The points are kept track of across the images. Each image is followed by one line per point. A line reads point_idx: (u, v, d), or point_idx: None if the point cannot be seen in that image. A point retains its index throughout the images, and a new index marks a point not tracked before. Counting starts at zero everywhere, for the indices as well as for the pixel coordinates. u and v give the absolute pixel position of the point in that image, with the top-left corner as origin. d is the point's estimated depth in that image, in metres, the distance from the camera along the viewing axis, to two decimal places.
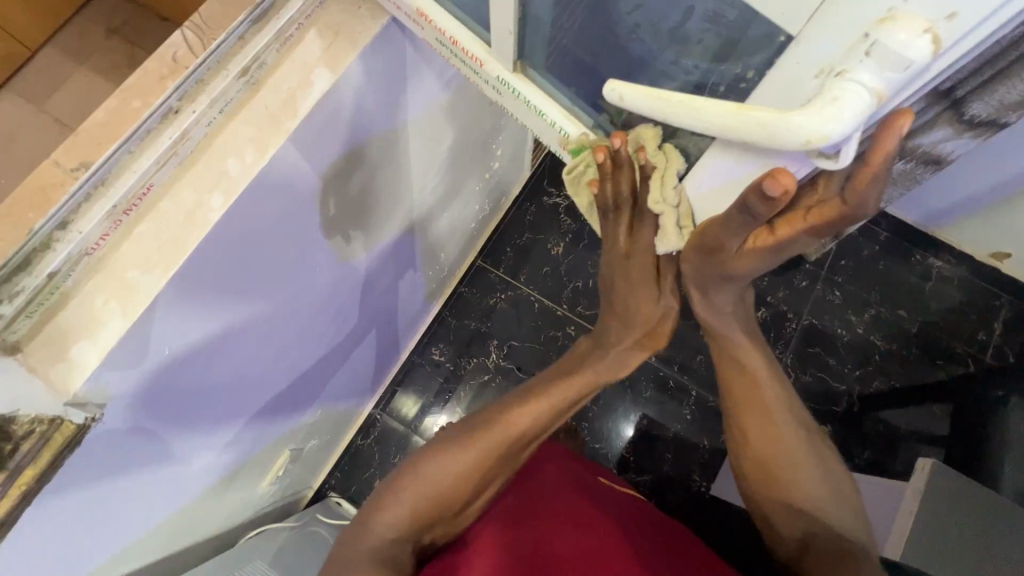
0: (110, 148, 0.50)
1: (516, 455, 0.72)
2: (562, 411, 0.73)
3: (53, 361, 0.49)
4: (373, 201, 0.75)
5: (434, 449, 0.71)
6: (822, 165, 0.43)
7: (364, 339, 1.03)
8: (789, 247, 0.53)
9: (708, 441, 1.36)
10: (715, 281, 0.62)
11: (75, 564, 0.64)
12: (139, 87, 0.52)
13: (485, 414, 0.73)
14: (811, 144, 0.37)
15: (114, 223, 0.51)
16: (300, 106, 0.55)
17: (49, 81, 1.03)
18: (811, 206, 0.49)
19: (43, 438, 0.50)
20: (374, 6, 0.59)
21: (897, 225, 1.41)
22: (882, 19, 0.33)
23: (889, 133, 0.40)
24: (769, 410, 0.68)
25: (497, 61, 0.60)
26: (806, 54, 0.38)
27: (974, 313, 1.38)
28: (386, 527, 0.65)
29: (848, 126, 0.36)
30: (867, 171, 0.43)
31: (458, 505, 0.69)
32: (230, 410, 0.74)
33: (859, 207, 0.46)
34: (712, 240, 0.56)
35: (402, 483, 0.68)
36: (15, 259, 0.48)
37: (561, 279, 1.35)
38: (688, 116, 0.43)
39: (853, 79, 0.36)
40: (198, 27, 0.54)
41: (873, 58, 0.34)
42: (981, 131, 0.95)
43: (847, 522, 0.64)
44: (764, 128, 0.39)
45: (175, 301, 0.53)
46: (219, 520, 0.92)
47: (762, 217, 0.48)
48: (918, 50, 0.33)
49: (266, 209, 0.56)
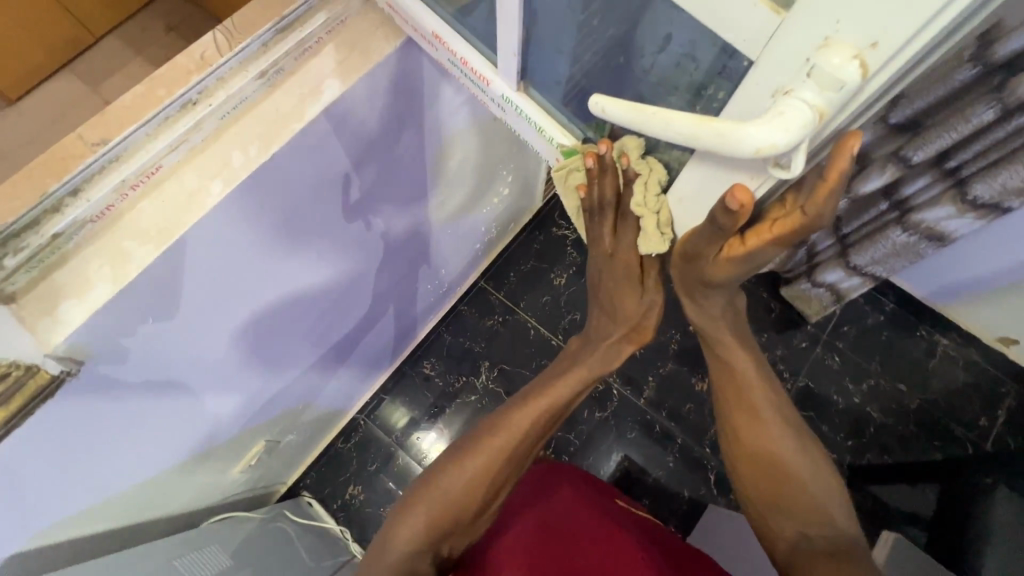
0: (130, 128, 0.55)
1: (524, 458, 0.72)
2: (561, 412, 0.73)
3: (42, 315, 0.52)
4: (377, 208, 0.78)
5: (446, 460, 0.71)
6: (778, 174, 0.44)
7: (381, 318, 1.08)
8: (760, 257, 0.54)
9: (688, 492, 1.34)
10: (701, 289, 0.63)
11: (23, 525, 0.64)
12: (167, 77, 0.57)
13: (489, 421, 0.73)
14: (762, 153, 0.39)
15: (121, 195, 0.55)
16: (308, 111, 0.59)
17: (105, 66, 1.11)
18: (776, 218, 0.50)
19: (18, 383, 0.51)
20: (391, 28, 0.64)
21: (905, 297, 1.40)
22: (820, 46, 0.36)
23: (841, 152, 0.42)
24: (756, 410, 0.67)
25: (502, 80, 0.62)
26: (760, 76, 0.41)
27: (978, 397, 1.35)
28: (407, 539, 0.66)
29: (795, 138, 0.39)
30: (823, 187, 0.44)
31: (473, 514, 0.69)
32: (223, 373, 0.76)
33: (818, 219, 0.47)
34: (688, 248, 0.58)
35: (420, 494, 0.69)
36: (26, 217, 0.52)
37: (559, 309, 1.37)
38: (659, 129, 0.43)
39: (799, 98, 0.39)
40: (228, 31, 0.59)
41: (814, 79, 0.37)
42: (984, 213, 0.94)
43: (840, 522, 0.63)
44: (721, 136, 0.40)
45: (182, 259, 0.56)
46: (186, 498, 0.93)
47: (728, 230, 0.50)
48: (850, 73, 0.36)
49: (264, 204, 0.60)
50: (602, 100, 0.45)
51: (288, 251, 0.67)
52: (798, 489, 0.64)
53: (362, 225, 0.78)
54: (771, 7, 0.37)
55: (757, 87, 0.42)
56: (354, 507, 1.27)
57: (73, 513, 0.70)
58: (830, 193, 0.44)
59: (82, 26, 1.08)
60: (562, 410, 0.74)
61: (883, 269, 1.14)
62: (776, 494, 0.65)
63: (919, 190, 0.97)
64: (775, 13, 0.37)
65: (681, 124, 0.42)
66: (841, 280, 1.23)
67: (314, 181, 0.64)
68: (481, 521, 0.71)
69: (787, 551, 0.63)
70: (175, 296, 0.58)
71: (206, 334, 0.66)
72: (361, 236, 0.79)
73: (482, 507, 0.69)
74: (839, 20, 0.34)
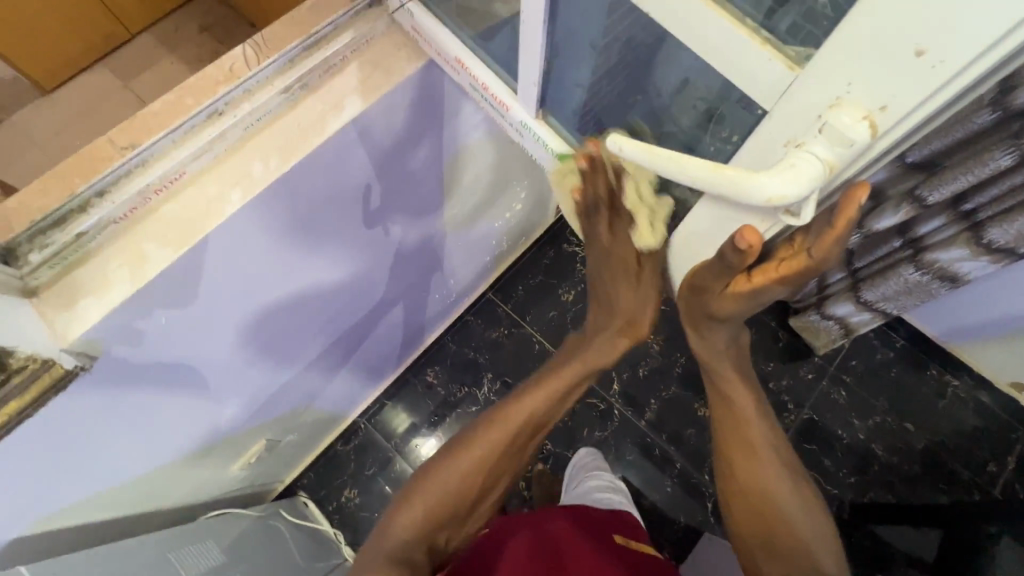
0: (156, 135, 0.57)
1: (522, 450, 0.72)
2: (561, 401, 0.74)
3: (60, 310, 0.54)
4: (390, 219, 0.80)
5: (445, 448, 0.72)
6: (787, 221, 0.45)
7: (391, 320, 1.08)
8: (767, 295, 0.54)
9: (684, 518, 1.32)
10: (707, 324, 0.63)
11: (27, 511, 0.66)
12: (196, 86, 0.59)
13: (487, 413, 0.74)
14: (773, 203, 0.41)
15: (144, 199, 0.57)
16: (328, 127, 0.61)
17: (136, 63, 1.14)
18: (783, 258, 0.51)
19: (33, 375, 0.54)
20: (415, 49, 0.65)
21: (916, 335, 1.38)
22: (832, 105, 0.38)
23: (850, 202, 0.43)
24: (754, 448, 0.67)
25: (520, 106, 0.64)
26: (774, 126, 0.43)
27: (988, 441, 1.32)
28: (405, 526, 0.67)
29: (804, 190, 0.40)
30: (831, 234, 0.45)
31: (469, 505, 0.69)
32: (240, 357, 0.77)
33: (824, 262, 0.48)
34: (696, 283, 0.59)
35: (418, 482, 0.70)
36: (54, 216, 0.54)
37: (565, 325, 1.37)
38: (673, 170, 0.45)
39: (810, 151, 0.40)
40: (258, 44, 0.61)
41: (824, 135, 0.39)
42: (998, 258, 0.93)
43: (831, 569, 0.62)
44: (733, 183, 0.42)
45: (203, 254, 0.58)
46: (186, 491, 0.95)
47: (736, 267, 0.51)
48: (858, 133, 0.37)
49: (278, 215, 0.62)
50: (620, 140, 0.46)
51: (301, 253, 0.69)
52: (790, 533, 0.64)
53: (380, 231, 0.80)
54: (786, 64, 0.39)
55: (770, 136, 0.43)
56: (349, 510, 1.28)
57: (77, 501, 0.72)
58: (838, 238, 0.45)
59: (118, 21, 1.11)
60: (563, 399, 0.74)
61: (894, 305, 1.14)
62: (768, 537, 0.64)
63: (934, 232, 0.96)
64: (791, 70, 0.39)
65: (694, 168, 0.44)
66: (850, 314, 1.22)
67: (330, 193, 0.66)
68: (478, 513, 0.71)
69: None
70: (195, 288, 0.60)
71: (221, 327, 0.68)
72: (378, 240, 0.81)
73: (478, 497, 0.70)
74: (852, 83, 0.36)
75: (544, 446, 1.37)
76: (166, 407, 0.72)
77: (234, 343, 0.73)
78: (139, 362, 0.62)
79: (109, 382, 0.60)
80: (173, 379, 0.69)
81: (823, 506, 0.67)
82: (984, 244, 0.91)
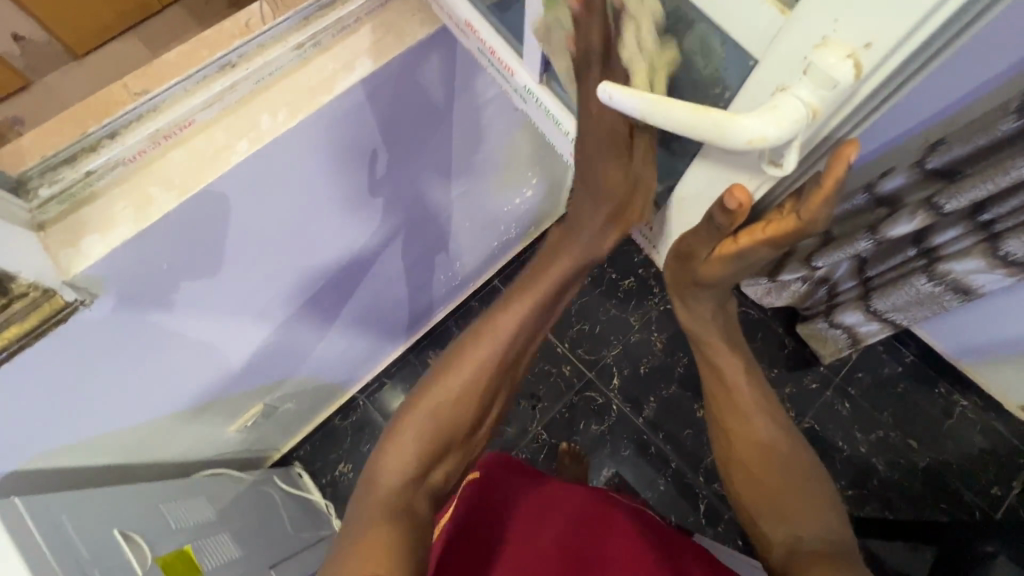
0: (168, 82, 0.58)
1: (510, 366, 0.73)
2: (545, 312, 0.74)
3: (66, 245, 0.56)
4: (398, 188, 0.81)
5: (429, 378, 0.71)
6: (771, 172, 0.45)
7: (394, 293, 1.09)
8: (753, 257, 0.54)
9: (675, 518, 1.31)
10: (695, 291, 0.64)
11: (24, 444, 0.68)
12: (211, 39, 0.60)
13: (467, 335, 0.73)
14: (754, 144, 0.40)
15: (154, 143, 0.58)
16: (337, 85, 0.62)
17: (166, 38, 0.98)
18: (771, 220, 0.51)
19: (34, 304, 0.55)
20: (427, 15, 0.66)
21: (926, 351, 1.35)
22: (817, 45, 0.36)
23: (838, 160, 0.42)
24: (744, 409, 0.67)
25: (525, 72, 0.65)
26: (763, 72, 0.41)
27: (994, 464, 1.29)
28: (392, 470, 0.64)
29: (786, 132, 0.39)
30: (820, 194, 0.45)
31: (464, 435, 0.70)
32: (245, 296, 0.76)
33: (812, 224, 0.48)
34: (685, 246, 0.59)
35: (402, 421, 0.68)
36: (65, 153, 0.56)
37: (570, 318, 1.42)
38: (660, 117, 0.43)
39: (794, 95, 0.39)
40: (274, 3, 0.62)
41: (810, 77, 0.38)
42: (1014, 271, 0.91)
43: (831, 522, 0.61)
44: (718, 127, 0.40)
45: (220, 197, 0.59)
46: (182, 446, 0.97)
47: (725, 230, 0.52)
48: (843, 73, 0.36)
49: (278, 174, 0.63)
50: (609, 88, 0.44)
51: (323, 208, 0.73)
52: (791, 491, 0.63)
53: (385, 201, 0.81)
54: (778, 7, 0.38)
55: (760, 84, 0.42)
56: (342, 484, 1.29)
57: (74, 441, 0.74)
58: (826, 200, 0.45)
59: None
60: (545, 311, 0.74)
61: (903, 316, 1.12)
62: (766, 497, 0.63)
63: (949, 243, 0.94)
64: (781, 13, 0.38)
65: (679, 112, 0.42)
66: (859, 323, 1.20)
67: (334, 155, 0.67)
68: (473, 441, 0.72)
69: (781, 554, 0.61)
70: (223, 228, 0.63)
71: (247, 267, 0.71)
72: (383, 209, 0.83)
73: (472, 427, 0.70)
74: (837, 20, 0.34)
75: (540, 435, 1.37)
76: (191, 345, 0.75)
77: (259, 282, 0.75)
78: (178, 296, 0.66)
79: (146, 312, 0.64)
80: (206, 316, 0.73)
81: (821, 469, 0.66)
82: (1000, 256, 0.88)
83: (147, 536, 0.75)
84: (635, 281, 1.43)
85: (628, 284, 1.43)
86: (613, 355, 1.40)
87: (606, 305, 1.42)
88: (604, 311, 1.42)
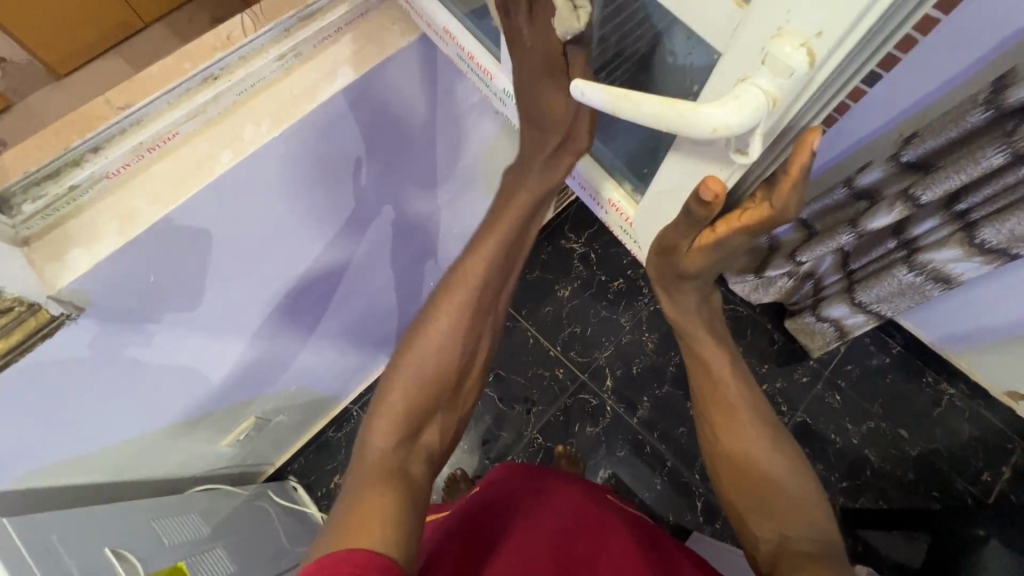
0: (151, 96, 0.58)
1: (490, 309, 0.70)
2: (515, 250, 0.70)
3: (51, 259, 0.56)
4: (387, 194, 0.83)
5: (407, 341, 0.68)
6: (739, 160, 0.46)
7: (383, 303, 1.09)
8: (732, 245, 0.55)
9: (673, 517, 1.31)
10: (677, 283, 0.65)
11: (9, 462, 0.67)
12: (192, 52, 0.60)
13: (438, 288, 0.70)
14: (717, 133, 0.41)
15: (138, 156, 0.59)
16: (319, 95, 0.62)
17: (150, 53, 0.98)
18: (747, 207, 0.52)
19: (18, 319, 0.54)
20: (405, 25, 0.67)
21: (913, 341, 1.37)
22: (775, 35, 0.38)
23: (802, 148, 0.43)
24: (734, 409, 0.67)
25: (504, 76, 0.66)
26: (727, 63, 0.43)
27: (983, 452, 1.31)
28: (381, 433, 0.62)
29: (748, 121, 0.40)
30: (787, 181, 0.46)
31: (450, 393, 0.67)
32: (260, 277, 0.76)
33: (784, 211, 0.49)
34: (662, 240, 0.61)
35: (387, 385, 0.66)
36: (48, 167, 0.56)
37: (561, 321, 1.44)
38: (629, 110, 0.44)
39: (754, 85, 0.40)
40: (256, 17, 0.61)
41: (769, 67, 0.39)
42: (991, 259, 0.92)
43: (818, 518, 0.62)
44: (683, 118, 0.41)
45: (207, 207, 0.60)
46: (172, 463, 0.96)
47: (703, 221, 0.53)
48: (796, 61, 0.37)
49: (261, 182, 0.64)
50: (581, 85, 0.45)
51: (307, 217, 0.73)
52: (778, 487, 0.64)
53: (372, 209, 0.82)
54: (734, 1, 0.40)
55: (725, 77, 0.43)
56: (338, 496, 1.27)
57: (62, 459, 0.74)
58: (793, 187, 0.46)
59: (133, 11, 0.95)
60: (514, 249, 0.70)
61: (888, 307, 1.13)
62: (753, 495, 0.64)
63: (928, 232, 0.96)
64: (739, 6, 0.40)
65: (647, 104, 0.43)
66: (845, 316, 1.21)
67: (318, 161, 0.68)
68: (465, 392, 0.70)
69: (769, 556, 0.61)
70: (205, 254, 0.65)
71: (228, 277, 0.71)
72: (370, 218, 0.84)
73: (457, 381, 0.68)
74: (790, 11, 0.36)
75: (535, 438, 1.37)
76: (173, 353, 0.74)
77: (242, 297, 0.76)
78: (153, 301, 0.64)
79: (117, 321, 0.62)
80: (184, 322, 0.71)
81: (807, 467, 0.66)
82: (977, 244, 0.90)
83: (139, 554, 0.74)
84: (624, 282, 1.45)
85: (618, 285, 1.44)
86: (605, 356, 1.41)
87: (596, 307, 1.44)
88: (594, 313, 1.43)
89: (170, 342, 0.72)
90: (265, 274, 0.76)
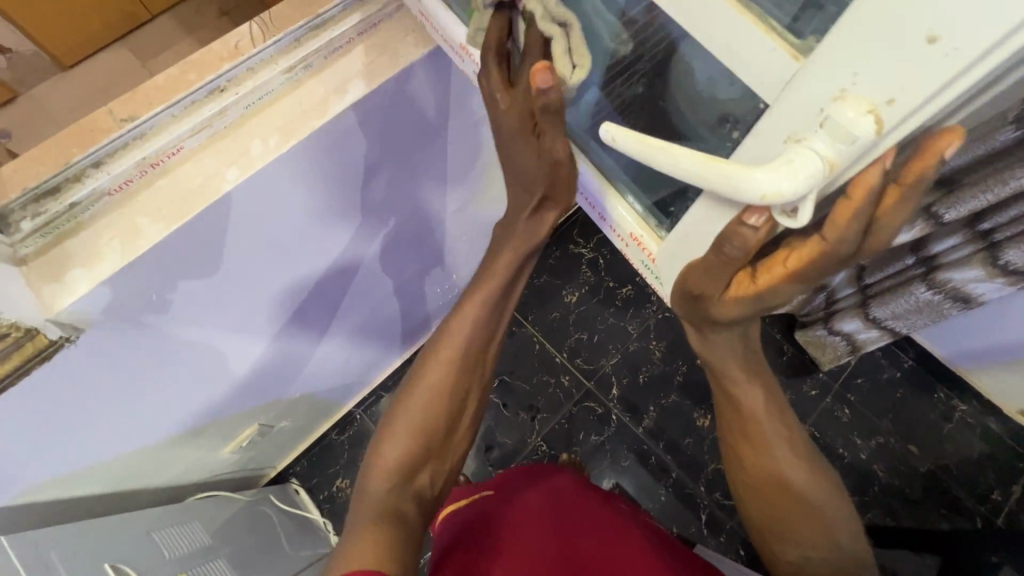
0: (156, 109, 0.56)
1: (483, 355, 0.69)
2: (503, 299, 0.69)
3: (49, 280, 0.55)
4: (395, 204, 0.81)
5: (402, 387, 0.68)
6: (784, 223, 0.44)
7: (387, 309, 1.06)
8: (774, 297, 0.52)
9: (676, 528, 1.30)
10: (710, 325, 0.61)
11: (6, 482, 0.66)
12: (200, 61, 0.57)
13: (433, 335, 0.69)
14: (767, 200, 0.39)
15: (141, 171, 0.57)
16: (330, 109, 0.61)
17: (156, 45, 0.95)
18: (790, 252, 0.49)
19: (16, 344, 0.53)
20: (421, 37, 0.65)
21: (926, 357, 1.34)
22: (835, 97, 0.35)
23: (875, 164, 0.39)
24: (766, 443, 0.63)
25: None
26: (776, 119, 0.40)
27: (994, 469, 1.29)
28: (376, 477, 0.62)
29: (801, 188, 0.38)
30: (849, 205, 0.41)
31: (441, 437, 0.66)
32: (247, 305, 0.74)
33: (839, 245, 0.44)
34: (695, 286, 0.58)
35: (382, 431, 0.65)
36: (48, 184, 0.54)
37: (567, 328, 1.42)
38: (666, 164, 0.42)
39: (809, 148, 0.38)
40: (264, 24, 0.59)
41: (826, 130, 0.37)
42: (1014, 279, 0.89)
43: (843, 543, 0.62)
44: (731, 182, 0.40)
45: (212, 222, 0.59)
46: (172, 471, 0.95)
47: (736, 258, 0.50)
48: (862, 128, 0.35)
49: (263, 197, 0.62)
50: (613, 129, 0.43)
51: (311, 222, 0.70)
52: (806, 515, 0.62)
53: (378, 219, 0.81)
54: (790, 54, 0.37)
55: (771, 132, 0.41)
56: (340, 500, 1.26)
57: (58, 476, 0.73)
58: (854, 211, 0.41)
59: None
60: (503, 302, 0.69)
61: (903, 324, 1.11)
62: (778, 520, 0.63)
63: (949, 249, 0.93)
64: (795, 60, 0.37)
65: (687, 159, 0.41)
66: (858, 331, 1.19)
67: (324, 173, 0.66)
68: (458, 438, 0.68)
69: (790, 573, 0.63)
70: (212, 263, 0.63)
71: (247, 293, 0.71)
72: (376, 228, 0.82)
73: (448, 428, 0.66)
74: (858, 74, 0.34)
75: (539, 447, 1.36)
76: (179, 368, 0.73)
77: (242, 314, 0.74)
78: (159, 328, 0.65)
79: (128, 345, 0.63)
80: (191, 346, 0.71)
81: (835, 487, 0.64)
82: (1000, 264, 0.87)
83: (140, 568, 0.72)
84: (633, 289, 1.43)
85: (626, 293, 1.42)
86: (611, 365, 1.39)
87: (605, 315, 1.42)
88: (602, 321, 1.41)
89: (185, 361, 0.73)
90: (260, 296, 0.74)
